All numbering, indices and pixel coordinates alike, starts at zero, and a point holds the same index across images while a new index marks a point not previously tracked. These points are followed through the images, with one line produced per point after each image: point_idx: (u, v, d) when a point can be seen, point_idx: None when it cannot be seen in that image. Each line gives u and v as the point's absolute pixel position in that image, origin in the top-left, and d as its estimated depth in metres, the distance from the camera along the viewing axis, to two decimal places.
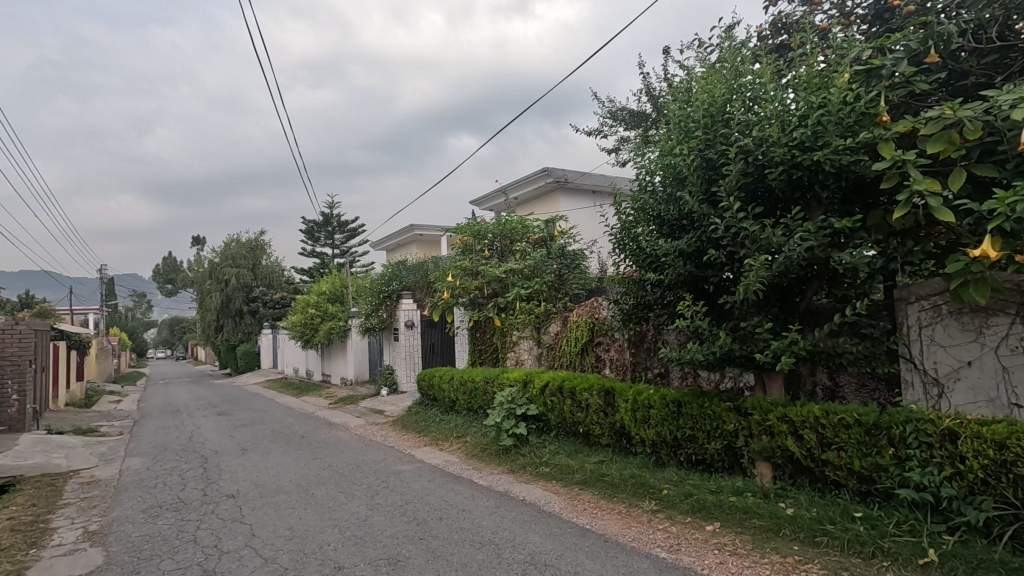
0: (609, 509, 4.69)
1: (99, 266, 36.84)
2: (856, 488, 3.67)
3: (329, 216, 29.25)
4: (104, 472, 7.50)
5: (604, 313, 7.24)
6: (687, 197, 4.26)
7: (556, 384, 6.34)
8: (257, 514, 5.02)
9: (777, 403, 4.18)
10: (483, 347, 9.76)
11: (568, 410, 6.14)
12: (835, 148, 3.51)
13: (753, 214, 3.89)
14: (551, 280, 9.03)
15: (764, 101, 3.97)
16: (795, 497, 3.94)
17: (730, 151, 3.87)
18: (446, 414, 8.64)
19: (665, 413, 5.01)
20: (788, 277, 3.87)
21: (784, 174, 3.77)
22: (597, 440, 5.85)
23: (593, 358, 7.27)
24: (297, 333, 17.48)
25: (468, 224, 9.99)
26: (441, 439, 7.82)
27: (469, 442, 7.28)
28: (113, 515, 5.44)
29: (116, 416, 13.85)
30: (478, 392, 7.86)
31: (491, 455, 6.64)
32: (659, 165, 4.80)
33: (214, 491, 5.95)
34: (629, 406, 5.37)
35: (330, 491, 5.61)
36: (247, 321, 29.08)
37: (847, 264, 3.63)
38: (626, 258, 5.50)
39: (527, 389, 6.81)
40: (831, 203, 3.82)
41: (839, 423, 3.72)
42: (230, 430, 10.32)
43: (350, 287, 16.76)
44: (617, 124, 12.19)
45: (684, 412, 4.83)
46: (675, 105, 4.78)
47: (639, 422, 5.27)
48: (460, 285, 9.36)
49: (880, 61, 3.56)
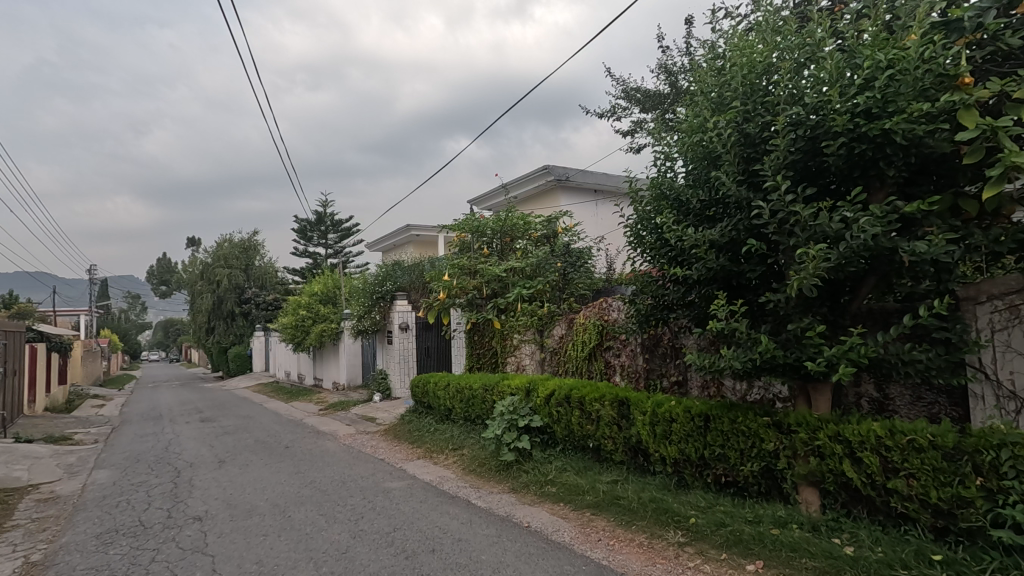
0: (627, 540, 4.08)
1: (90, 268, 36.26)
2: (929, 524, 3.08)
3: (323, 216, 28.89)
4: (65, 487, 6.84)
5: (613, 315, 6.65)
6: (722, 178, 3.66)
7: (564, 393, 5.71)
8: (224, 543, 4.37)
9: (827, 420, 3.58)
10: (482, 351, 9.14)
11: (577, 422, 5.53)
12: (913, 114, 2.89)
13: (804, 197, 3.28)
14: (554, 280, 8.44)
15: (816, 63, 3.37)
16: (851, 531, 3.34)
17: (777, 121, 3.27)
18: (442, 423, 8.03)
19: (691, 428, 4.40)
20: (844, 272, 3.27)
21: (843, 147, 3.16)
22: (610, 457, 5.24)
23: (602, 364, 6.67)
24: (288, 336, 16.85)
25: (466, 220, 9.37)
26: (436, 451, 7.20)
27: (466, 455, 6.67)
28: (62, 541, 4.78)
29: (95, 422, 13.18)
30: (476, 400, 7.23)
31: (490, 471, 6.03)
32: (685, 145, 4.19)
33: (179, 513, 5.30)
34: (647, 419, 4.76)
35: (309, 514, 4.97)
36: (239, 323, 28.39)
37: (920, 254, 3.03)
38: (643, 253, 4.91)
39: (530, 398, 6.20)
40: (897, 184, 3.23)
41: (909, 446, 3.13)
42: (211, 438, 9.67)
43: (343, 287, 16.14)
44: (632, 106, 11.61)
45: (713, 427, 4.23)
46: (701, 76, 4.19)
47: (659, 438, 4.67)
48: (457, 284, 8.73)
49: (962, 10, 2.99)
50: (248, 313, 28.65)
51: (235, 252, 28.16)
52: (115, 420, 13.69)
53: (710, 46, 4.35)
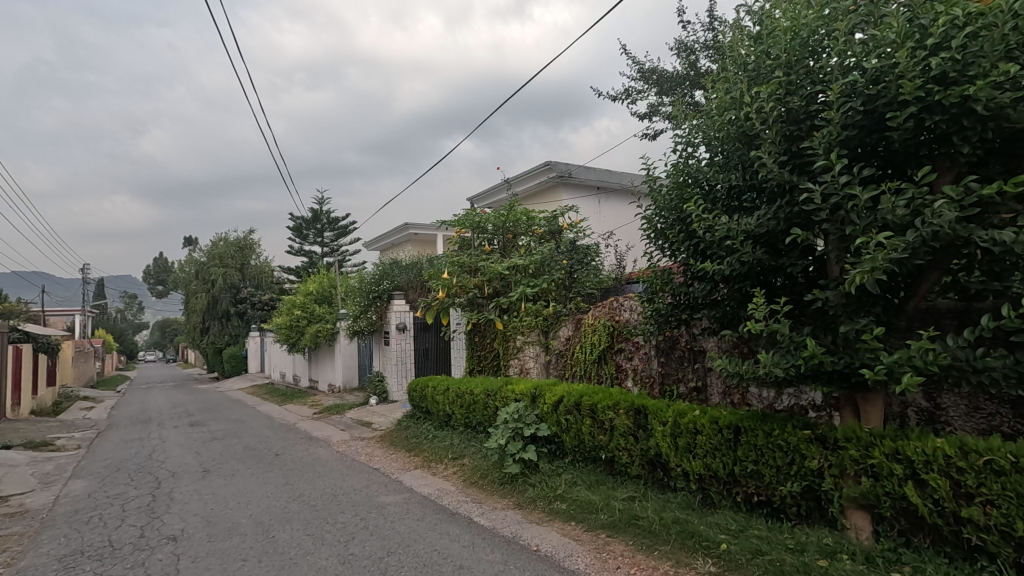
0: (650, 569, 3.64)
1: (83, 267, 35.77)
2: (1012, 560, 2.64)
3: (320, 213, 28.29)
4: (37, 500, 6.37)
5: (625, 315, 6.20)
6: (762, 158, 3.22)
7: (573, 400, 5.27)
8: (196, 570, 3.91)
9: (882, 436, 3.13)
10: (483, 353, 8.67)
11: (588, 432, 5.09)
12: (999, 77, 2.43)
13: (862, 179, 2.84)
14: (560, 278, 7.98)
15: (874, 25, 2.93)
16: (914, 566, 2.89)
17: (831, 91, 2.83)
18: (440, 429, 7.57)
19: (718, 441, 3.96)
20: (908, 265, 2.82)
21: (911, 119, 2.71)
22: (625, 470, 4.80)
23: (613, 367, 6.22)
24: (282, 336, 16.39)
25: (467, 215, 8.91)
26: (434, 461, 6.75)
27: (467, 465, 6.22)
28: (20, 565, 4.32)
29: (80, 426, 12.72)
30: (477, 405, 6.78)
31: (493, 483, 5.58)
32: (715, 125, 3.75)
33: (153, 532, 4.83)
34: (668, 430, 4.32)
35: (295, 535, 4.51)
36: (234, 323, 27.84)
37: (1003, 244, 2.57)
38: (664, 248, 4.47)
39: (536, 405, 5.76)
40: (969, 164, 2.77)
41: (986, 468, 2.68)
42: (199, 444, 9.22)
43: (340, 286, 15.67)
44: (649, 88, 11.17)
45: (744, 439, 3.79)
46: (730, 49, 3.75)
47: (681, 451, 4.23)
48: (457, 283, 8.27)
49: None
50: (243, 313, 28.17)
51: (230, 251, 27.69)
52: (102, 424, 13.21)
53: (738, 17, 3.90)
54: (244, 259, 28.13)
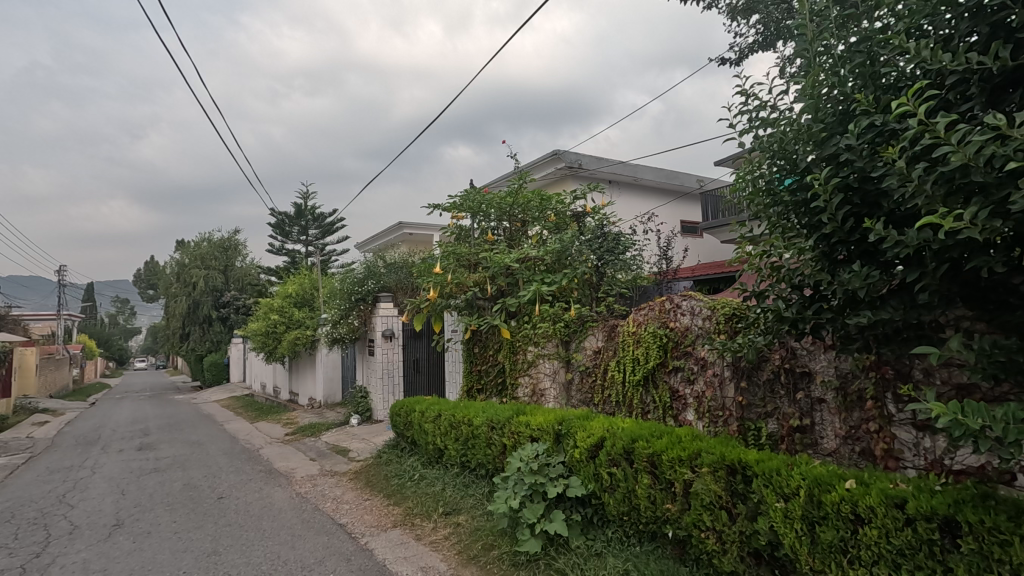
0: None
1: (59, 271, 34.05)
2: None
3: (303, 209, 26.61)
4: None
5: (682, 320, 4.46)
6: None
7: (622, 446, 3.56)
8: None
9: None
10: (484, 367, 6.94)
11: (646, 496, 3.38)
12: None
13: None
14: (585, 273, 6.27)
15: None
16: None
17: None
18: (430, 468, 5.85)
19: (908, 542, 2.24)
20: None
21: None
22: (710, 563, 3.08)
23: (666, 393, 4.50)
24: (257, 344, 14.68)
25: (465, 196, 7.21)
26: (420, 517, 4.98)
27: (465, 528, 4.50)
28: None
29: (12, 449, 10.89)
30: (476, 441, 5.07)
31: (499, 564, 3.84)
32: None
33: None
34: (798, 511, 2.61)
35: None
36: (215, 329, 26.19)
37: None
38: (790, 211, 2.80)
39: (564, 449, 4.06)
40: None
41: None
42: (132, 478, 7.45)
43: (321, 288, 13.98)
44: None
45: (970, 548, 2.07)
46: None
47: (825, 549, 2.51)
48: (453, 279, 6.57)
49: None
50: (226, 318, 26.41)
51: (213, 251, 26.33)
52: (40, 446, 11.39)
53: None
54: (229, 261, 26.66)
